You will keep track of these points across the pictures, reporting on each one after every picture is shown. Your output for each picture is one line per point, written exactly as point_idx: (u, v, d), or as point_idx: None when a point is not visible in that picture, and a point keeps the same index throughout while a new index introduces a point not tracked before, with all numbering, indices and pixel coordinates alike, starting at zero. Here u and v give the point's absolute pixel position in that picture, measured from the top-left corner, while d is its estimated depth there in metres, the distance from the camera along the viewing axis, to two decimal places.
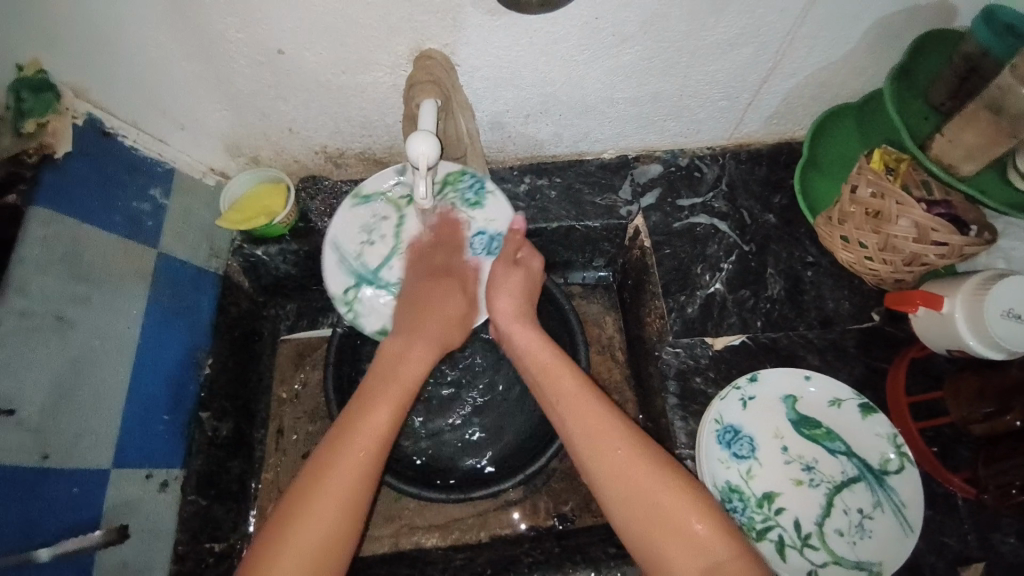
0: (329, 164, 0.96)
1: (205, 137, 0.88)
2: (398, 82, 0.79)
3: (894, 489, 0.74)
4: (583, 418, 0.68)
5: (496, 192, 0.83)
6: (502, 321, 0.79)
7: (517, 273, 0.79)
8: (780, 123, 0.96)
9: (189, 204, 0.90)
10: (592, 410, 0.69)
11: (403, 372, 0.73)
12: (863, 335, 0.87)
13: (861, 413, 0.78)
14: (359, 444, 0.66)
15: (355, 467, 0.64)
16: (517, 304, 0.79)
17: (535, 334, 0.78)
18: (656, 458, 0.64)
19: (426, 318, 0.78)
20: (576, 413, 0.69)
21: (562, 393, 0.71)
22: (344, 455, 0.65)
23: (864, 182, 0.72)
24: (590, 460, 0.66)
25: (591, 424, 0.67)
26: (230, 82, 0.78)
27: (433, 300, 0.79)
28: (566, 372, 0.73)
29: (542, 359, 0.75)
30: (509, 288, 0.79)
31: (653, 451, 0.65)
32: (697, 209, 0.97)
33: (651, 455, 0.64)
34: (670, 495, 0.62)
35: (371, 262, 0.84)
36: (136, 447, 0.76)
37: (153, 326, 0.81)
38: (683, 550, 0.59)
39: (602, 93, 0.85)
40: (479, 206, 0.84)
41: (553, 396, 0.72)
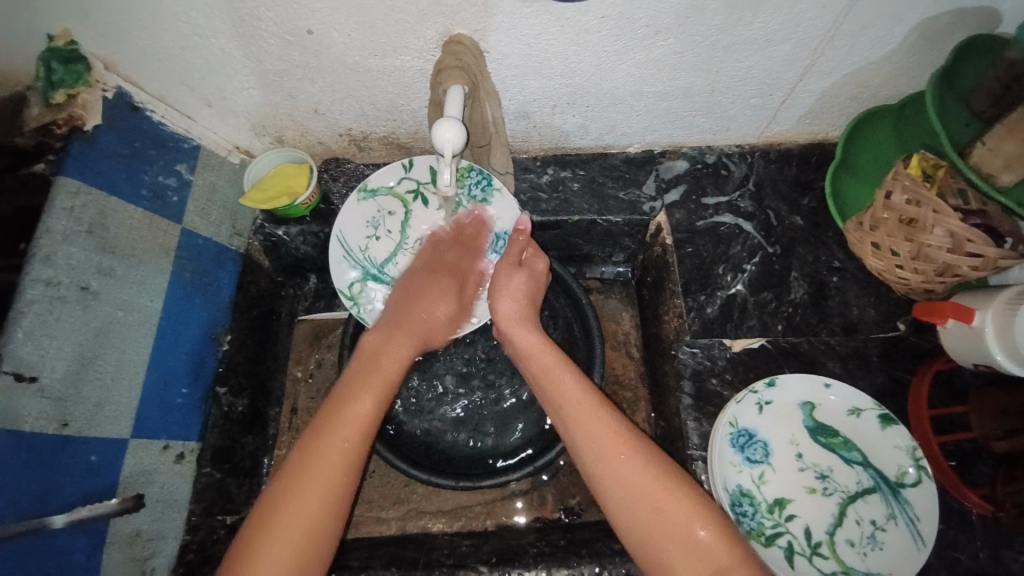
0: (352, 147, 0.96)
1: (231, 116, 0.89)
2: (425, 68, 0.78)
3: (910, 502, 0.73)
4: (584, 422, 0.68)
5: (503, 190, 0.86)
6: (501, 325, 0.80)
7: (519, 275, 0.81)
8: (813, 123, 0.93)
9: (213, 181, 0.90)
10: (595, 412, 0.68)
11: (385, 364, 0.76)
12: (887, 344, 0.85)
13: (880, 423, 0.76)
14: (345, 433, 0.67)
15: (328, 458, 0.65)
16: (518, 306, 0.80)
17: (535, 336, 0.78)
18: (658, 463, 0.64)
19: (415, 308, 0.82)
20: (575, 414, 0.69)
21: (560, 397, 0.71)
22: (331, 440, 0.66)
23: (899, 188, 0.70)
24: (589, 459, 0.65)
25: (591, 429, 0.67)
26: (258, 61, 0.78)
27: (436, 290, 0.83)
28: (564, 376, 0.73)
29: (543, 362, 0.75)
30: (511, 291, 0.80)
31: (655, 455, 0.64)
32: (722, 208, 0.95)
33: (653, 458, 0.64)
34: (672, 501, 0.61)
35: (378, 257, 0.87)
36: (154, 419, 0.78)
37: (174, 300, 0.82)
38: (686, 555, 0.59)
39: (631, 86, 0.83)
40: (485, 203, 0.88)
41: (550, 396, 0.72)
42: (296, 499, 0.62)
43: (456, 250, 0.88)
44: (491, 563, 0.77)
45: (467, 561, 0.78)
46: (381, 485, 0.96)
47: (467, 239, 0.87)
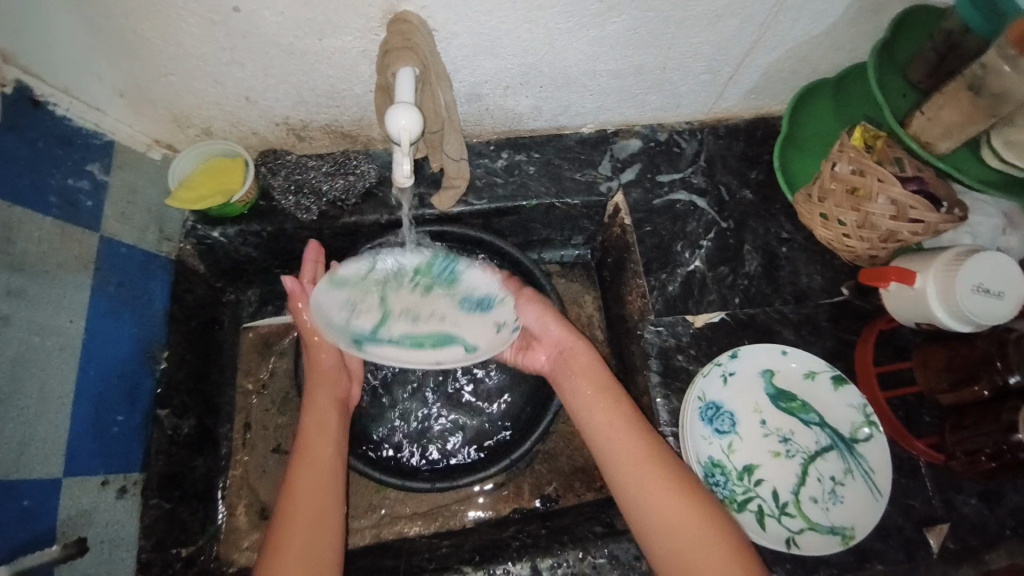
0: (291, 137, 0.88)
1: (148, 105, 0.79)
2: (369, 49, 0.73)
3: (863, 456, 0.78)
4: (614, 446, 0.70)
5: (470, 264, 0.82)
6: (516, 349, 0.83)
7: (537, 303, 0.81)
8: (758, 98, 0.95)
9: (132, 181, 0.81)
10: (627, 439, 0.70)
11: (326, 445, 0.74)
12: (834, 309, 0.89)
13: (834, 384, 0.80)
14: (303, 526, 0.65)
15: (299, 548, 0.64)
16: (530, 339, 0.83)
17: (579, 348, 0.79)
18: (686, 486, 0.66)
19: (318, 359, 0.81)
20: (609, 431, 0.71)
21: (598, 417, 0.73)
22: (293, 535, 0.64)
23: (845, 160, 0.73)
24: (624, 469, 0.68)
25: (625, 458, 0.69)
26: (178, 43, 0.70)
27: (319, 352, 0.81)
28: (605, 393, 0.75)
29: (580, 380, 0.77)
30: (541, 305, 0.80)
31: (684, 476, 0.67)
32: (676, 185, 0.96)
33: (682, 481, 0.67)
34: (702, 524, 0.64)
35: (364, 325, 0.77)
36: (87, 451, 0.70)
37: (97, 318, 0.73)
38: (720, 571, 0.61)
39: (585, 64, 0.81)
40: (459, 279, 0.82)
41: (589, 420, 0.74)
42: None
43: (441, 309, 0.79)
44: (475, 562, 0.76)
45: (450, 562, 0.77)
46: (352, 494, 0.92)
47: (452, 304, 0.80)
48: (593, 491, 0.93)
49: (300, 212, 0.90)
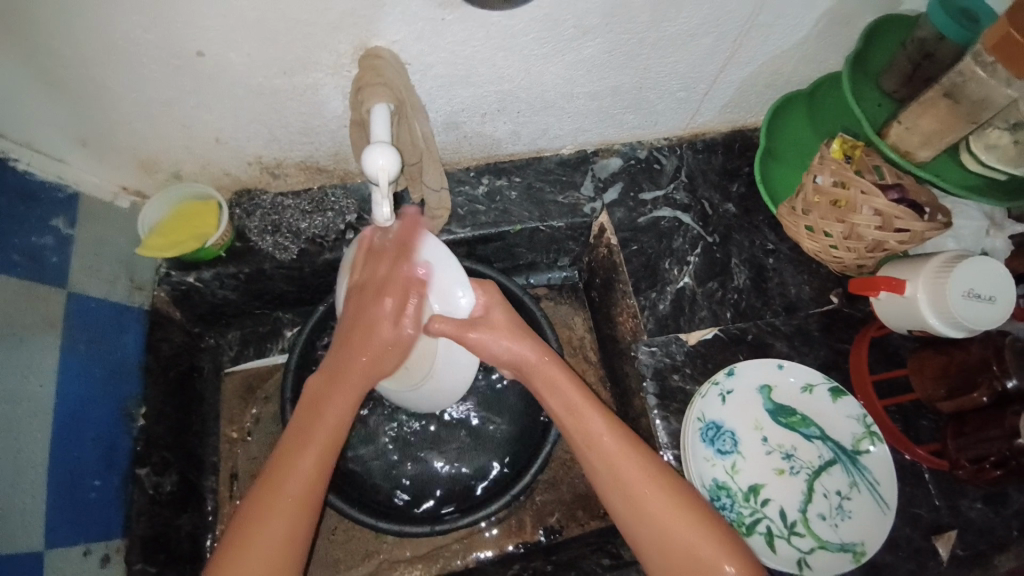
0: (265, 175, 0.86)
1: (113, 153, 0.76)
2: (342, 85, 0.71)
3: (867, 468, 0.78)
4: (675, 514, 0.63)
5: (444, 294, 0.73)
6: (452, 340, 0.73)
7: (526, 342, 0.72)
8: (734, 112, 0.95)
9: (99, 231, 0.78)
10: (666, 510, 0.63)
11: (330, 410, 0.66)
12: (825, 318, 0.89)
13: (831, 396, 0.80)
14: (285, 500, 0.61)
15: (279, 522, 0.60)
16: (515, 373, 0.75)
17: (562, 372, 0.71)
18: (652, 479, 0.65)
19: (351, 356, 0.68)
20: (588, 420, 0.68)
21: (578, 413, 0.69)
22: (274, 512, 0.60)
23: (827, 172, 0.73)
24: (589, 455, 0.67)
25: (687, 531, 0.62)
26: (141, 89, 0.67)
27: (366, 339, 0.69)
28: (592, 405, 0.69)
29: (554, 382, 0.71)
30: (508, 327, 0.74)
31: (651, 474, 0.65)
32: (659, 202, 0.95)
33: (650, 478, 0.65)
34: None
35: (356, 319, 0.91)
36: (68, 522, 0.67)
37: (69, 379, 0.69)
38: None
39: (562, 88, 0.81)
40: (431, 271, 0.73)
41: (570, 418, 0.69)
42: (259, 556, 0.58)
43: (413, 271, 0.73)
44: None
45: None
46: (347, 542, 0.89)
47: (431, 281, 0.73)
48: (598, 520, 0.91)
49: (279, 252, 0.87)
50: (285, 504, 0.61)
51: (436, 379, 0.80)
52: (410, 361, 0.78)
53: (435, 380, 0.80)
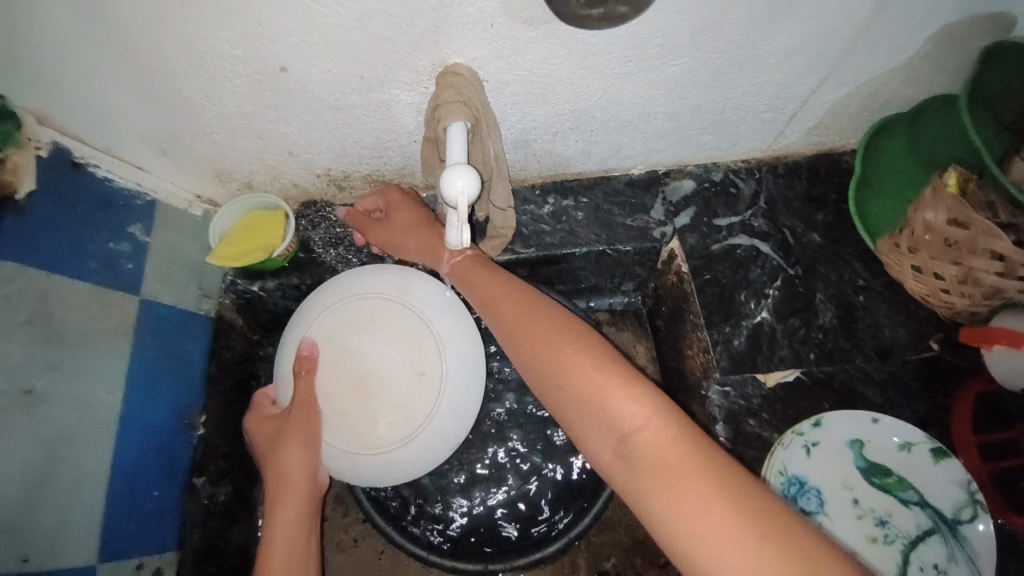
0: (332, 187, 0.85)
1: (189, 163, 0.77)
2: (415, 100, 0.69)
3: (968, 540, 0.69)
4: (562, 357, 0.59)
5: (372, 271, 0.76)
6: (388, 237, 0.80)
7: (409, 210, 0.79)
8: (822, 134, 0.88)
9: (174, 240, 0.79)
10: (564, 350, 0.60)
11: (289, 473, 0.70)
12: (923, 367, 0.80)
13: (932, 458, 0.72)
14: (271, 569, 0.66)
15: None
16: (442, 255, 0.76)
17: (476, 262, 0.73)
18: (548, 329, 0.63)
19: (284, 468, 0.70)
20: (497, 308, 0.68)
21: (488, 297, 0.70)
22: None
23: (942, 209, 0.65)
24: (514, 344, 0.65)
25: (576, 375, 0.57)
26: (222, 102, 0.68)
27: (298, 442, 0.69)
28: (489, 280, 0.71)
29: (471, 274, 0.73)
30: (401, 221, 0.79)
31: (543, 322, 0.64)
32: (736, 229, 0.89)
33: (541, 326, 0.63)
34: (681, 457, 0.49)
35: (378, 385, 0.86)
36: (127, 533, 0.68)
37: (135, 388, 0.70)
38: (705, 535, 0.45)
39: (640, 108, 0.76)
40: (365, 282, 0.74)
41: (488, 303, 0.69)
42: None
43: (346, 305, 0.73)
44: None
45: None
46: (394, 567, 0.87)
47: (362, 273, 0.76)
48: (657, 568, 0.85)
49: (343, 265, 0.89)
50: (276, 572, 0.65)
51: (453, 355, 0.72)
52: (412, 357, 0.71)
53: (452, 355, 0.72)
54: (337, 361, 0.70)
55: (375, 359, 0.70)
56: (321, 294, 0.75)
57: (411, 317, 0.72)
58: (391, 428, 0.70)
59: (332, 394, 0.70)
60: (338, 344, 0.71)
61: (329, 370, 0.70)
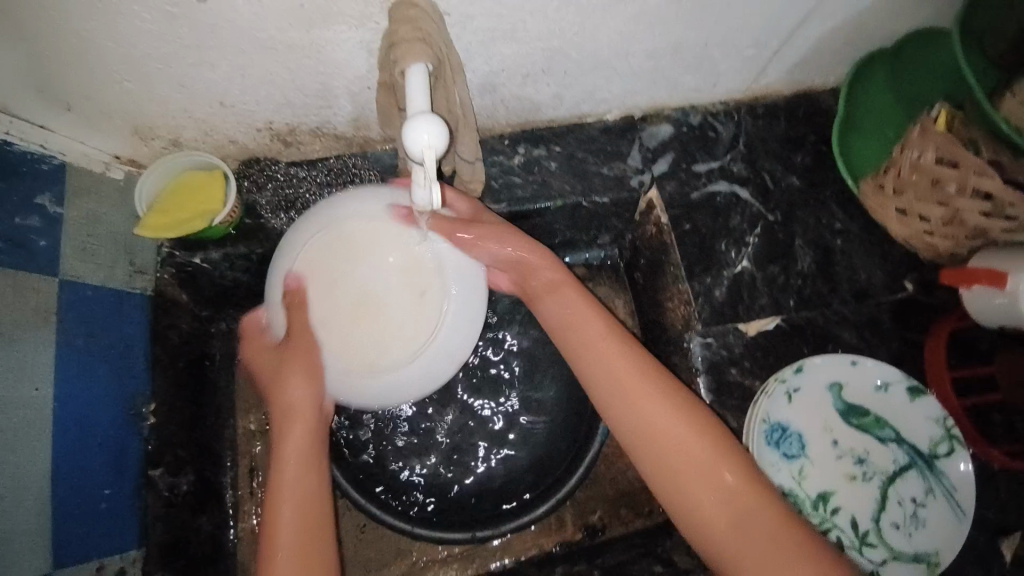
0: (276, 143, 0.76)
1: (102, 119, 0.67)
2: (365, 39, 0.60)
3: (944, 473, 0.72)
4: (641, 403, 0.65)
5: (359, 195, 0.67)
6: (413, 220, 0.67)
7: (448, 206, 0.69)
8: (803, 71, 0.84)
9: (93, 210, 0.69)
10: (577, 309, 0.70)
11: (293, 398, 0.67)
12: (898, 307, 0.81)
13: (909, 395, 0.73)
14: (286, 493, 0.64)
15: (292, 509, 0.63)
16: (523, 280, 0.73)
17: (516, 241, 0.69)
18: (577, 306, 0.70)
19: (286, 404, 0.67)
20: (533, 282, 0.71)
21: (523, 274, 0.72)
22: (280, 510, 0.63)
23: (931, 148, 0.63)
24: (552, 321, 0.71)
25: (578, 332, 0.70)
26: (132, 44, 0.57)
27: (297, 374, 0.66)
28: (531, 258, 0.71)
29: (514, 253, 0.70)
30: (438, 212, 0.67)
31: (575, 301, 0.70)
32: (715, 175, 0.85)
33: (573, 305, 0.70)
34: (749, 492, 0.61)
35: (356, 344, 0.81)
36: (77, 535, 0.63)
37: (67, 380, 0.63)
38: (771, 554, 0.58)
39: (617, 45, 0.70)
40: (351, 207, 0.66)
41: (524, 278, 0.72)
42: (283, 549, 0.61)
43: (333, 229, 0.66)
44: None
45: None
46: (376, 539, 0.85)
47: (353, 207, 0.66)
48: (641, 518, 0.86)
49: None
50: (291, 496, 0.64)
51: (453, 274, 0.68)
52: (410, 274, 0.67)
53: (455, 275, 0.67)
54: (331, 290, 0.66)
55: (371, 280, 0.67)
56: (303, 224, 0.67)
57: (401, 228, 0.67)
58: (387, 345, 0.66)
59: (331, 321, 0.66)
60: (330, 272, 0.66)
61: (322, 298, 0.66)
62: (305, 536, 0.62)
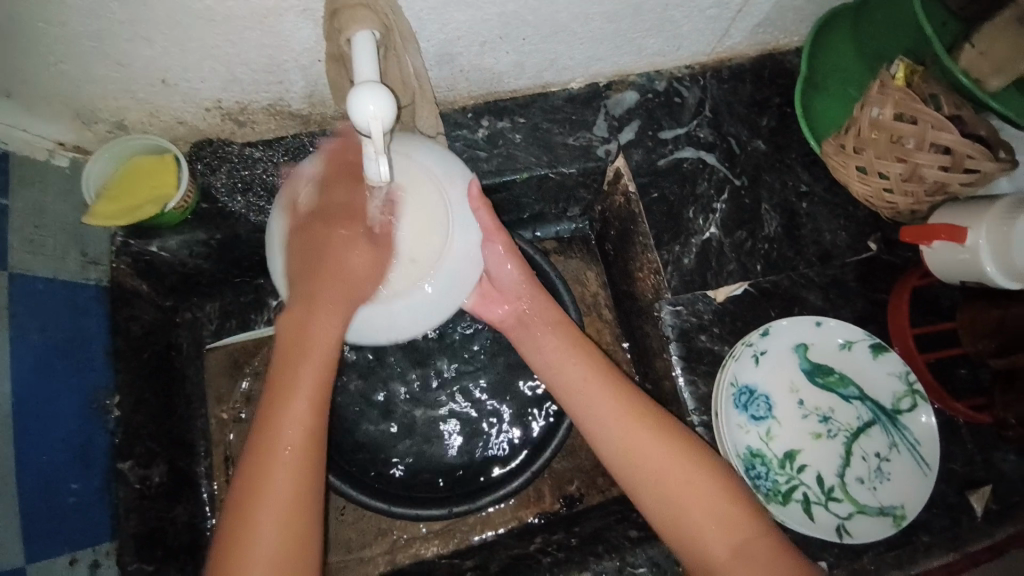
0: (228, 123, 0.73)
1: (39, 103, 0.63)
2: (310, 8, 0.57)
3: (907, 428, 0.74)
4: (593, 403, 0.66)
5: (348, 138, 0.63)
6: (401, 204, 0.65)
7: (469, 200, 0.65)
8: (767, 32, 0.83)
9: (37, 199, 0.66)
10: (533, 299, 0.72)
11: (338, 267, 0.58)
12: (863, 267, 0.82)
13: (872, 353, 0.75)
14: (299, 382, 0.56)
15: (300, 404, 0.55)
16: (484, 286, 0.72)
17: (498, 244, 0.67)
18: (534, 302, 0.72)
19: (305, 326, 0.57)
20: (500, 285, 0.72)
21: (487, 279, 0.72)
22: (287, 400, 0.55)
23: (891, 103, 0.63)
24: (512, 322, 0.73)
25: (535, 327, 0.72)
26: (60, 20, 0.54)
27: (331, 292, 0.57)
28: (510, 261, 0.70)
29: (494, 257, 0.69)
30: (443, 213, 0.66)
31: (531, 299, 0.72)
32: (681, 142, 0.84)
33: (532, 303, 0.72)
34: (702, 473, 0.60)
35: None
36: (48, 532, 0.62)
37: (24, 375, 0.61)
38: (720, 533, 0.57)
39: (575, 8, 0.68)
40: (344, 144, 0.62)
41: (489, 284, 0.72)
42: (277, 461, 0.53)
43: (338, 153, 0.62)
44: None
45: None
46: (357, 521, 0.85)
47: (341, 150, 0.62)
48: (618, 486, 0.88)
49: (255, 214, 0.77)
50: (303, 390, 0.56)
51: (452, 249, 0.62)
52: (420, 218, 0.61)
53: (453, 252, 0.62)
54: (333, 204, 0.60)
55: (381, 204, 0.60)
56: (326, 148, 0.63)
57: (417, 186, 0.61)
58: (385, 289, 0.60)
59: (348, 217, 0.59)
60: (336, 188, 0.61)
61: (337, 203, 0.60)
62: (295, 483, 0.54)
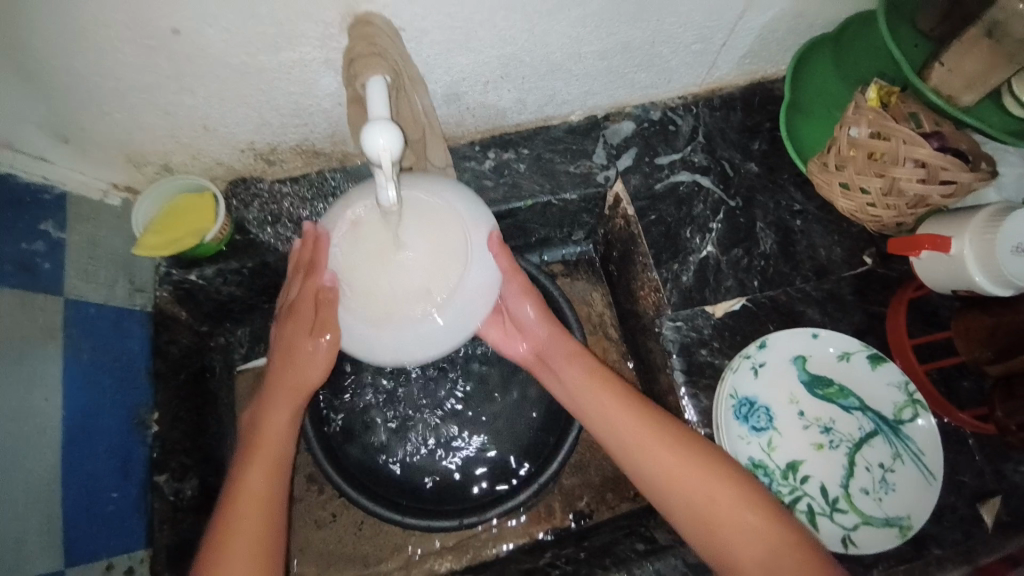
0: (260, 163, 0.81)
1: (96, 149, 0.72)
2: (331, 59, 0.65)
3: (910, 438, 0.75)
4: (614, 420, 0.68)
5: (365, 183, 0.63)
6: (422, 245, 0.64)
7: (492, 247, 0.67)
8: (754, 62, 0.88)
9: (92, 234, 0.74)
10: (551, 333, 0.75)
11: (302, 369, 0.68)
12: (860, 282, 0.84)
13: (870, 364, 0.76)
14: (267, 456, 0.66)
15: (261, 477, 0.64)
16: (505, 320, 0.76)
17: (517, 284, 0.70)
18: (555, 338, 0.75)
19: (266, 419, 0.68)
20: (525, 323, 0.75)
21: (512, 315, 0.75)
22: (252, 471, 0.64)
23: (865, 122, 0.68)
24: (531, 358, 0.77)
25: (553, 361, 0.75)
26: (117, 77, 0.63)
27: (281, 389, 0.69)
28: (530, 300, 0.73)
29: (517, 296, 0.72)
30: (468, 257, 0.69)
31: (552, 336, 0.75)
32: (677, 166, 0.89)
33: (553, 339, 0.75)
34: (726, 486, 0.62)
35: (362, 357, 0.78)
36: (88, 536, 0.67)
37: (75, 390, 0.68)
38: (747, 544, 0.59)
39: (568, 48, 0.74)
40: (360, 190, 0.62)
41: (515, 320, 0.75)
42: (240, 523, 0.61)
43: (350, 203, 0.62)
44: None
45: None
46: (374, 535, 0.88)
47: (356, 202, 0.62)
48: (627, 501, 0.89)
49: (282, 243, 0.83)
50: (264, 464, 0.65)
51: (462, 281, 0.61)
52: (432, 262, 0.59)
53: (466, 284, 0.61)
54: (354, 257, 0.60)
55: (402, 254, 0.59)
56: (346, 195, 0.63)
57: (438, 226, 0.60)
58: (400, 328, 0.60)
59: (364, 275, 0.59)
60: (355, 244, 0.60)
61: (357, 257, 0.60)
62: (254, 551, 0.60)
